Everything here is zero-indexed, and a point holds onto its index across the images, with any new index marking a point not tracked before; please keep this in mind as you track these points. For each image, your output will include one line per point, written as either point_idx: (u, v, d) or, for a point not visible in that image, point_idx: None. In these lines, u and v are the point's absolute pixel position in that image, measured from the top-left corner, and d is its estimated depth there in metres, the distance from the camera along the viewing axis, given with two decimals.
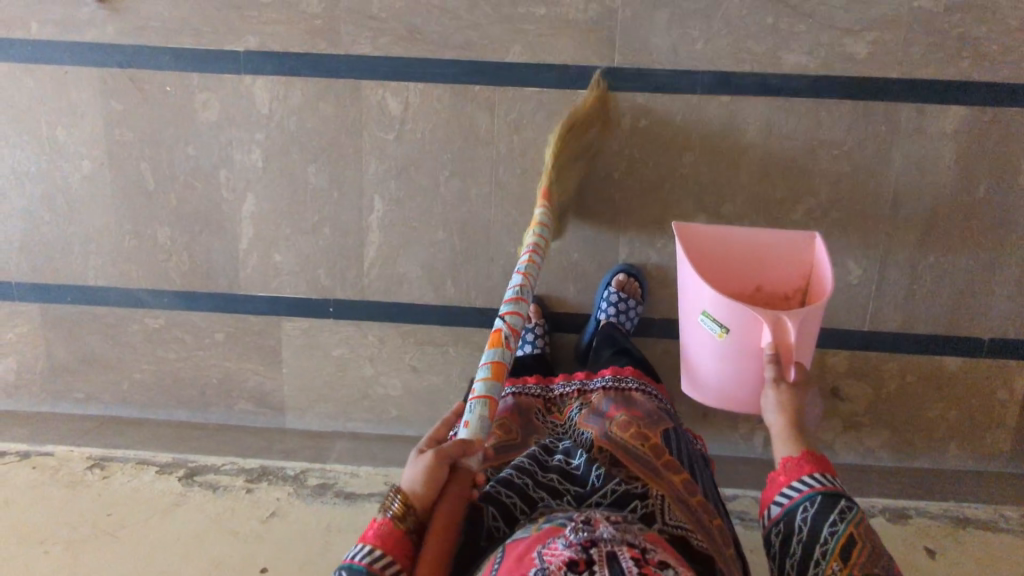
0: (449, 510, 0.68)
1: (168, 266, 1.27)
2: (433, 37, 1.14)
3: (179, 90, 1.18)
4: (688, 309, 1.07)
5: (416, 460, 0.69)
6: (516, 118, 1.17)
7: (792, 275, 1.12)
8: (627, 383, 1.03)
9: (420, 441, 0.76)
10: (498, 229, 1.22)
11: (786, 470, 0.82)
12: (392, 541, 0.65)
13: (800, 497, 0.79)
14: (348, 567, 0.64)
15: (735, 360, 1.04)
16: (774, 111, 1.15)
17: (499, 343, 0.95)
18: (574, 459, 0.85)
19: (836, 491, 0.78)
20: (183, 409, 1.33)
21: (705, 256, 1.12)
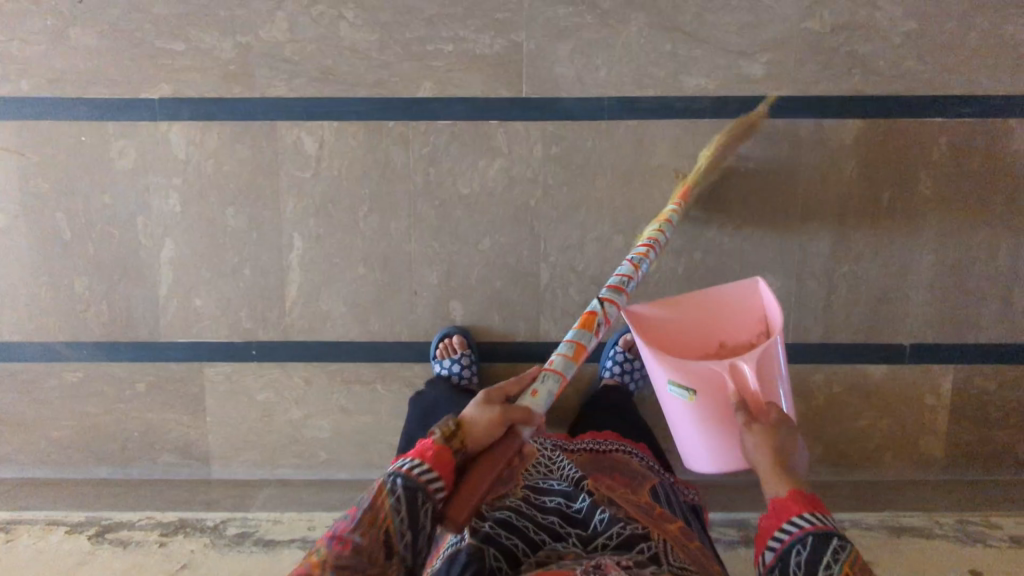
0: (491, 464, 0.68)
1: (86, 318, 1.24)
2: (346, 77, 1.17)
3: (95, 139, 1.19)
4: (654, 381, 1.06)
5: (482, 403, 0.71)
6: (430, 150, 1.19)
7: (748, 322, 1.08)
8: (609, 446, 1.05)
9: (499, 429, 0.70)
10: (419, 261, 1.22)
11: (777, 509, 0.71)
12: (445, 461, 0.65)
13: (790, 540, 0.67)
14: (404, 476, 0.63)
15: (712, 419, 1.02)
16: (680, 133, 1.19)
17: (592, 317, 0.92)
18: (575, 503, 0.82)
19: (828, 529, 0.66)
20: (105, 465, 1.27)
21: (661, 325, 1.10)
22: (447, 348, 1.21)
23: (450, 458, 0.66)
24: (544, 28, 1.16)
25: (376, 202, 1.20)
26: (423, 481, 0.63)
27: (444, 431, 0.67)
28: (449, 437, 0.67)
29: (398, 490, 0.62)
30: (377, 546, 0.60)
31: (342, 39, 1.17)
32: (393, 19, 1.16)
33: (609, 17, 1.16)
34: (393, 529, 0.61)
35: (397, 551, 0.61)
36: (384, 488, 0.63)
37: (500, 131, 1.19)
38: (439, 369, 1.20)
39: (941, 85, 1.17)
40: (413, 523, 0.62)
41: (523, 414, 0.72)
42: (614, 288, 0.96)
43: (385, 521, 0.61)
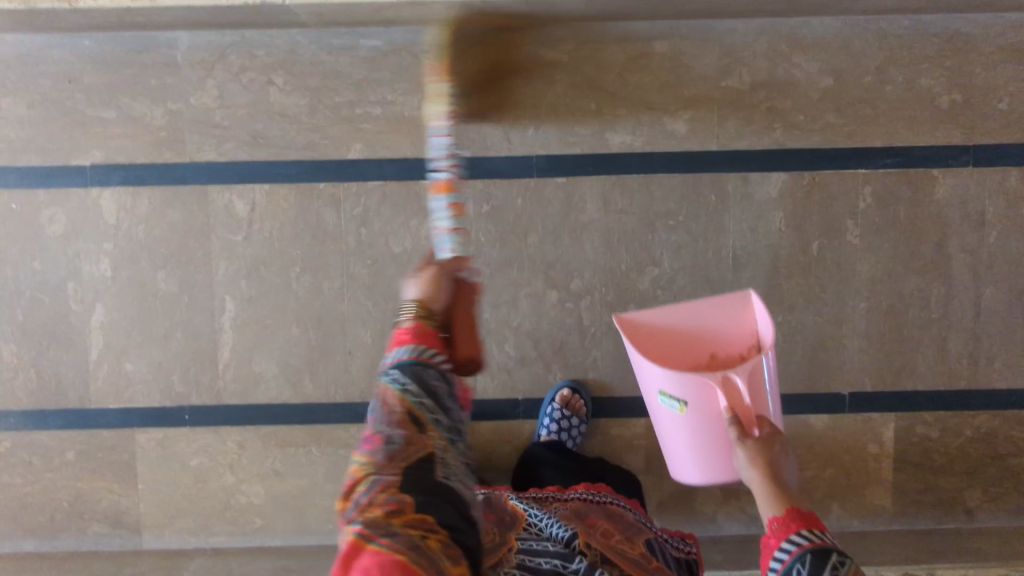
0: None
1: (13, 385, 1.21)
2: (276, 140, 1.19)
3: (26, 207, 1.19)
4: (647, 389, 1.05)
5: (403, 312, 0.80)
6: (362, 210, 1.20)
7: (740, 338, 1.07)
8: (603, 498, 1.03)
9: (430, 291, 0.83)
10: (352, 320, 1.22)
11: (779, 529, 0.72)
12: (426, 337, 0.74)
13: (791, 560, 0.69)
14: (397, 365, 0.71)
15: (704, 432, 1.00)
16: (609, 188, 1.21)
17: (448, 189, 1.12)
18: (570, 564, 0.83)
19: (826, 546, 0.68)
20: (31, 538, 1.24)
21: (651, 334, 1.09)
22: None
23: (427, 333, 0.75)
24: (470, 90, 1.19)
25: (308, 263, 1.21)
26: (421, 359, 0.72)
27: (408, 312, 0.77)
28: (419, 315, 0.77)
29: (400, 376, 0.70)
30: (415, 433, 0.67)
31: (272, 104, 1.19)
32: (322, 85, 1.18)
33: (533, 78, 1.19)
34: (418, 408, 0.68)
35: (427, 421, 0.69)
36: (388, 386, 0.69)
37: (431, 190, 1.20)
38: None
39: (860, 136, 1.20)
40: (430, 392, 0.70)
41: (432, 287, 0.92)
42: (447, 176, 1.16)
43: (407, 407, 0.68)
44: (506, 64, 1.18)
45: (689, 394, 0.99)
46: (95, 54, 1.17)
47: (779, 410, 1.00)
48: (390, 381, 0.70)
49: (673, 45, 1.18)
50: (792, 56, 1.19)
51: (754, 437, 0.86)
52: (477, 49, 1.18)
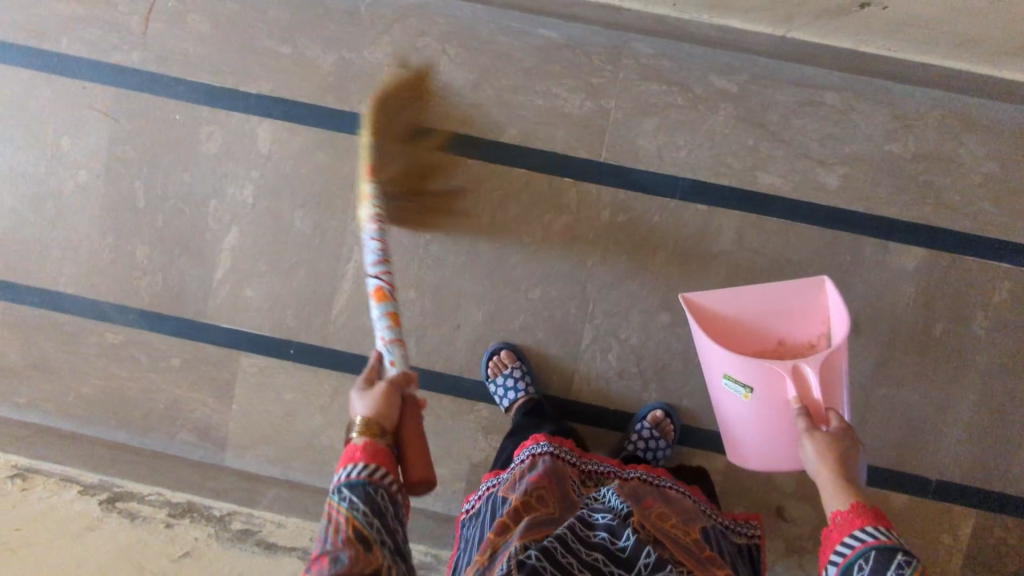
0: (410, 424, 0.85)
1: (139, 285, 1.27)
2: (436, 109, 1.21)
3: (188, 119, 1.23)
4: (712, 372, 1.10)
5: (366, 393, 0.85)
6: (502, 194, 1.22)
7: (810, 330, 1.12)
8: (662, 482, 1.04)
9: (396, 401, 0.85)
10: (468, 297, 1.24)
11: (843, 523, 0.82)
12: (376, 452, 0.78)
13: (854, 554, 0.77)
14: (348, 483, 0.74)
15: (767, 415, 1.06)
16: (747, 226, 1.20)
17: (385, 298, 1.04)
18: (621, 540, 0.83)
19: (891, 545, 0.75)
20: (123, 431, 1.30)
21: (721, 319, 1.13)
22: (498, 364, 1.21)
23: (381, 450, 0.79)
24: (633, 100, 1.19)
25: (439, 233, 1.23)
26: (372, 478, 0.75)
27: (360, 428, 0.80)
28: (370, 432, 0.80)
29: (353, 497, 0.73)
30: (361, 552, 0.68)
31: (440, 73, 1.20)
32: (492, 64, 1.20)
33: (699, 102, 1.19)
34: (363, 526, 0.71)
35: (373, 542, 0.70)
36: (339, 506, 0.73)
37: (572, 190, 1.22)
38: (495, 390, 1.21)
39: (1011, 231, 1.18)
40: (378, 513, 0.73)
41: (398, 381, 0.89)
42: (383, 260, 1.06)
43: (355, 527, 0.70)
44: (675, 82, 1.18)
45: (756, 379, 1.04)
46: None
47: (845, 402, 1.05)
48: (341, 499, 0.73)
49: (846, 99, 1.17)
50: (963, 136, 1.17)
51: (823, 430, 0.95)
52: (651, 62, 1.18)
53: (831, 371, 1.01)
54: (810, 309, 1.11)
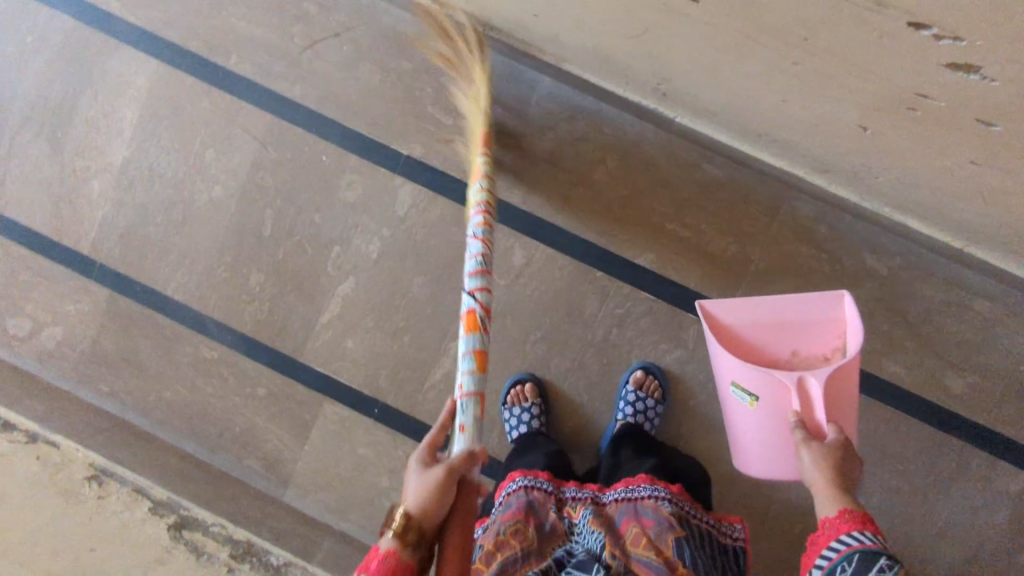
0: (461, 518, 0.73)
1: (246, 309, 1.28)
2: (580, 215, 1.20)
3: (334, 163, 1.23)
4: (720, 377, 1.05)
5: (423, 475, 0.74)
6: (623, 313, 1.20)
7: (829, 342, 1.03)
8: (639, 491, 0.97)
9: (447, 500, 0.72)
10: (562, 403, 1.22)
11: (831, 527, 0.77)
12: (398, 566, 0.65)
13: (836, 559, 0.74)
14: None
15: (772, 426, 1.01)
16: (860, 407, 1.17)
17: (474, 327, 0.95)
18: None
19: (876, 549, 0.71)
20: (194, 441, 1.31)
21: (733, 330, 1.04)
22: (517, 395, 1.20)
23: (405, 564, 0.65)
24: (780, 257, 1.17)
25: (550, 334, 1.22)
26: None
27: (393, 528, 0.67)
28: (405, 534, 0.67)
29: None
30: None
31: (593, 181, 1.19)
32: (649, 185, 1.18)
33: (845, 274, 1.16)
34: None
35: None
36: None
37: (693, 326, 1.20)
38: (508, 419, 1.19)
39: None
40: None
41: (463, 464, 0.76)
42: (482, 275, 0.98)
43: None
44: (826, 249, 1.16)
45: (764, 389, 0.98)
46: None
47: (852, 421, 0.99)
48: None
49: (995, 310, 1.14)
50: None
51: (819, 443, 0.88)
52: (807, 224, 1.16)
53: (840, 382, 0.95)
54: (827, 322, 1.02)
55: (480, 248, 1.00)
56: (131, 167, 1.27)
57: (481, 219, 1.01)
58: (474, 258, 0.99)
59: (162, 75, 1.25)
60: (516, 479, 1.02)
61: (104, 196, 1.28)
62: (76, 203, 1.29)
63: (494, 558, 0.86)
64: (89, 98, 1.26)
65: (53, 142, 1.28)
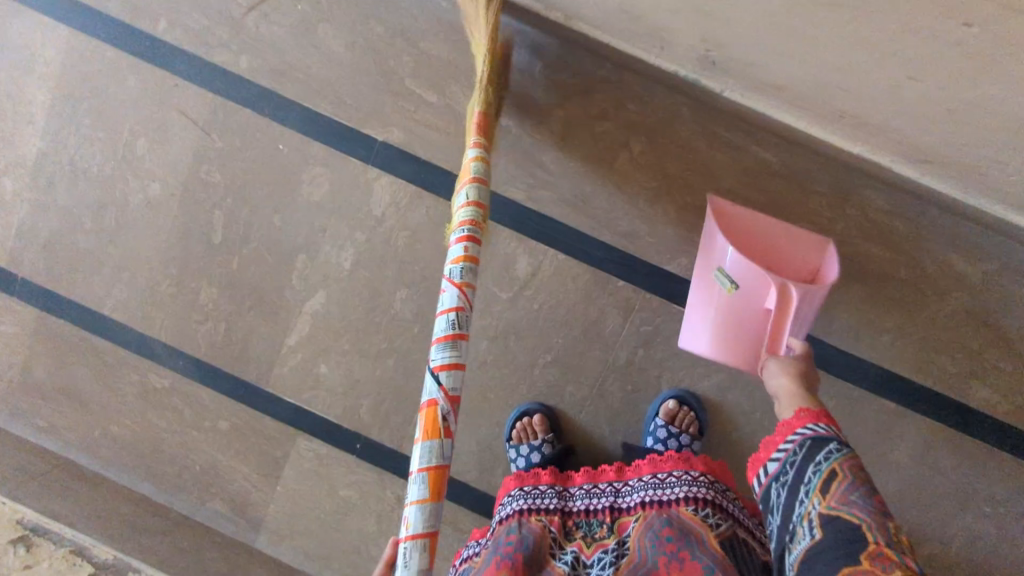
0: None
1: (197, 330, 1.07)
2: (598, 211, 0.97)
3: (293, 152, 1.00)
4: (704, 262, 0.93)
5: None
6: (651, 330, 0.99)
7: (799, 265, 0.90)
8: (669, 493, 0.84)
9: None
10: (579, 437, 1.02)
11: (785, 424, 0.69)
12: None
13: (789, 454, 0.66)
14: None
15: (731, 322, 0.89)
16: (940, 439, 0.97)
17: (435, 434, 0.76)
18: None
19: (825, 435, 0.65)
20: (149, 483, 1.11)
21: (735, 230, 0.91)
22: (525, 430, 1.00)
23: None
24: (846, 260, 0.94)
25: (563, 356, 1.01)
26: None
27: None
28: None
29: None
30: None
31: (614, 170, 0.96)
32: (683, 174, 0.95)
33: (926, 281, 0.94)
34: None
35: None
36: None
37: None
38: (514, 458, 1.00)
39: None
40: None
41: None
42: (453, 366, 0.78)
43: None
44: (903, 250, 0.93)
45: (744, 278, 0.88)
46: (450, 24, 0.95)
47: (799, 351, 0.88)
48: None
49: None
50: None
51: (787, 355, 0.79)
52: (880, 219, 0.93)
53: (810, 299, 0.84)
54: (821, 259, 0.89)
55: (456, 303, 0.81)
56: (48, 162, 1.04)
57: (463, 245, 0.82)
58: (449, 310, 0.81)
59: (76, 45, 1.01)
60: (516, 492, 0.89)
61: (20, 198, 1.06)
62: None
63: None
64: None
65: None
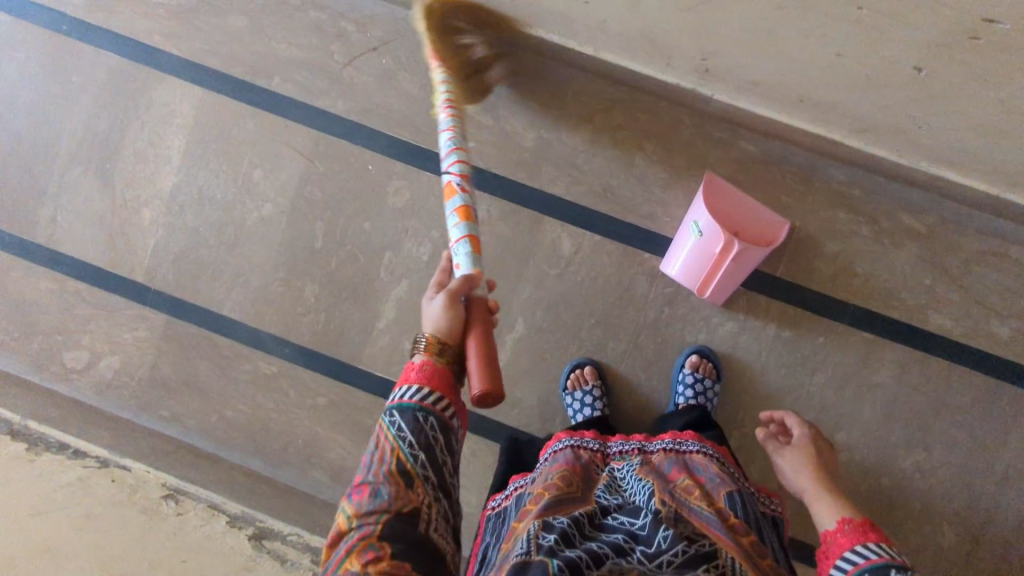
0: (480, 338, 0.85)
1: (301, 321, 1.30)
2: (623, 200, 1.24)
3: (380, 171, 1.27)
4: (690, 214, 1.17)
5: (434, 307, 0.88)
6: (672, 291, 1.24)
7: (759, 229, 1.19)
8: (686, 448, 1.01)
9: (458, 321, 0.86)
10: (621, 384, 1.25)
11: (835, 542, 0.80)
12: (432, 374, 0.79)
13: None
14: (399, 406, 0.76)
15: (698, 259, 1.15)
16: (911, 361, 1.21)
17: (466, 217, 0.99)
18: (639, 520, 0.79)
19: (888, 562, 0.73)
20: (258, 460, 1.30)
21: (722, 202, 1.18)
22: (578, 379, 1.22)
23: (438, 372, 0.80)
24: (818, 223, 1.21)
25: (604, 318, 1.25)
26: (424, 403, 0.76)
27: (423, 345, 0.82)
28: (433, 351, 0.82)
29: (401, 423, 0.74)
30: (401, 489, 0.69)
31: (633, 166, 1.24)
32: (686, 165, 1.23)
33: (883, 235, 1.21)
34: (405, 458, 0.72)
35: (415, 475, 0.71)
36: (387, 431, 0.74)
37: (742, 298, 1.23)
38: (570, 403, 1.21)
39: None
40: (425, 446, 0.73)
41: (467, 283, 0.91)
42: (466, 218, 0.99)
43: (399, 459, 0.72)
44: (862, 212, 1.21)
45: (706, 230, 1.12)
46: (500, 65, 1.25)
47: (742, 278, 1.16)
48: (390, 423, 0.75)
49: None
50: None
51: (795, 446, 1.00)
52: (842, 190, 1.21)
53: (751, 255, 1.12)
54: (771, 223, 1.18)
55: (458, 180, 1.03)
56: (181, 192, 1.31)
57: (449, 116, 1.08)
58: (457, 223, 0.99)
59: (207, 101, 1.29)
60: (562, 439, 1.05)
61: (156, 223, 1.31)
62: (128, 232, 1.32)
63: (541, 498, 0.86)
64: (136, 128, 1.31)
65: (102, 175, 1.32)
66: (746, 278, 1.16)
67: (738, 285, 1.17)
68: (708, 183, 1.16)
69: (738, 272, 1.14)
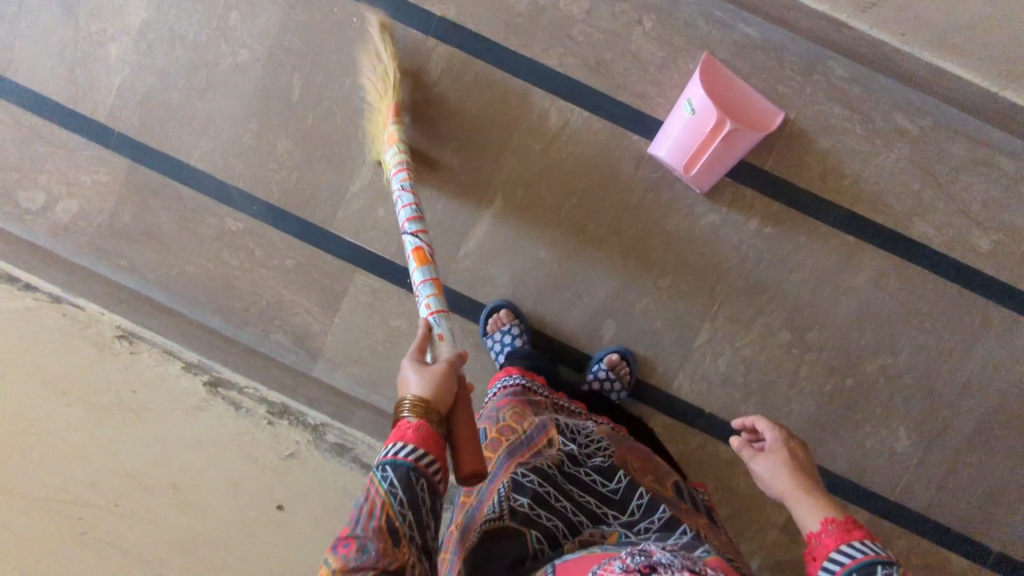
0: (463, 416, 0.73)
1: (272, 178, 1.25)
2: (616, 77, 1.19)
3: (365, 24, 1.21)
4: (683, 95, 1.14)
5: (427, 368, 0.74)
6: (658, 177, 1.21)
7: (754, 116, 1.16)
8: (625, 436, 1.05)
9: (451, 386, 0.73)
10: (597, 269, 1.23)
11: (819, 541, 0.71)
12: (428, 437, 0.68)
13: None
14: (393, 462, 0.65)
15: (688, 139, 1.12)
16: (889, 267, 1.20)
17: (425, 261, 0.99)
18: (612, 484, 0.82)
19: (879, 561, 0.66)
20: (219, 318, 1.27)
21: (718, 86, 1.15)
22: (496, 322, 1.21)
23: (434, 433, 0.68)
24: (813, 118, 1.18)
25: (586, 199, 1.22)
26: (419, 464, 0.65)
27: (414, 406, 0.69)
28: (425, 413, 0.69)
29: (394, 481, 0.64)
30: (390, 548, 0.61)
31: (630, 42, 1.19)
32: (686, 46, 1.18)
33: (876, 135, 1.18)
34: (395, 517, 0.63)
35: (404, 535, 0.63)
36: (378, 485, 0.64)
37: (728, 190, 1.20)
38: (491, 345, 1.20)
39: None
40: (416, 508, 0.64)
41: (456, 359, 0.77)
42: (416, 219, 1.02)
43: (389, 515, 0.63)
44: (858, 110, 1.18)
45: (700, 109, 1.09)
46: None
47: (731, 163, 1.13)
48: (381, 478, 0.65)
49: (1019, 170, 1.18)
50: None
51: (772, 448, 0.82)
52: (841, 84, 1.17)
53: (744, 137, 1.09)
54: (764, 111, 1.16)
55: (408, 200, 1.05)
56: (150, 30, 1.23)
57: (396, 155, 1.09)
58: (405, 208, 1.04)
59: None
60: (511, 374, 1.08)
61: (123, 61, 1.24)
62: (92, 68, 1.24)
63: (499, 447, 0.90)
64: None
65: (66, 5, 1.23)
66: (736, 163, 1.13)
67: (726, 170, 1.14)
68: (706, 61, 1.13)
69: (729, 156, 1.11)
